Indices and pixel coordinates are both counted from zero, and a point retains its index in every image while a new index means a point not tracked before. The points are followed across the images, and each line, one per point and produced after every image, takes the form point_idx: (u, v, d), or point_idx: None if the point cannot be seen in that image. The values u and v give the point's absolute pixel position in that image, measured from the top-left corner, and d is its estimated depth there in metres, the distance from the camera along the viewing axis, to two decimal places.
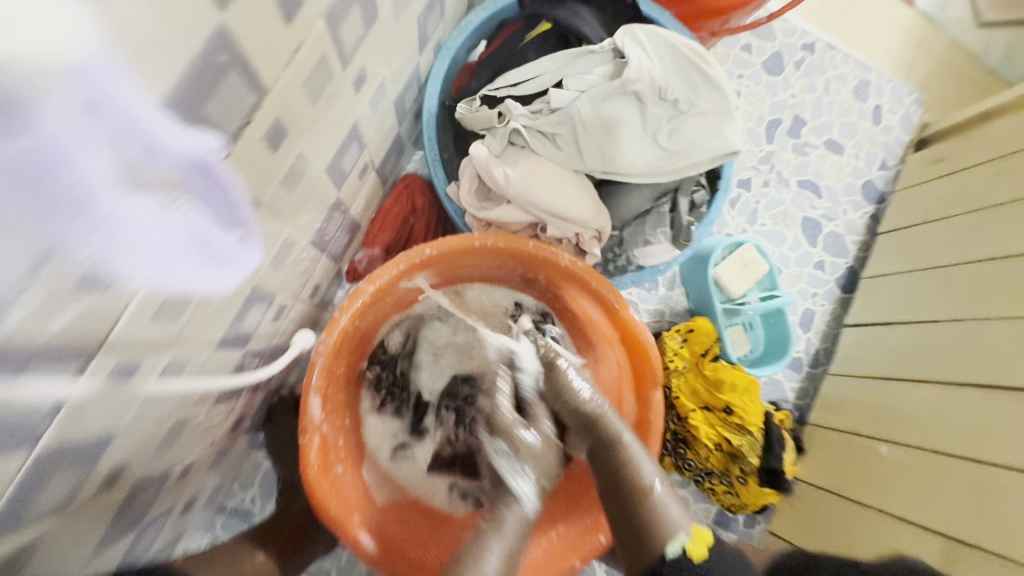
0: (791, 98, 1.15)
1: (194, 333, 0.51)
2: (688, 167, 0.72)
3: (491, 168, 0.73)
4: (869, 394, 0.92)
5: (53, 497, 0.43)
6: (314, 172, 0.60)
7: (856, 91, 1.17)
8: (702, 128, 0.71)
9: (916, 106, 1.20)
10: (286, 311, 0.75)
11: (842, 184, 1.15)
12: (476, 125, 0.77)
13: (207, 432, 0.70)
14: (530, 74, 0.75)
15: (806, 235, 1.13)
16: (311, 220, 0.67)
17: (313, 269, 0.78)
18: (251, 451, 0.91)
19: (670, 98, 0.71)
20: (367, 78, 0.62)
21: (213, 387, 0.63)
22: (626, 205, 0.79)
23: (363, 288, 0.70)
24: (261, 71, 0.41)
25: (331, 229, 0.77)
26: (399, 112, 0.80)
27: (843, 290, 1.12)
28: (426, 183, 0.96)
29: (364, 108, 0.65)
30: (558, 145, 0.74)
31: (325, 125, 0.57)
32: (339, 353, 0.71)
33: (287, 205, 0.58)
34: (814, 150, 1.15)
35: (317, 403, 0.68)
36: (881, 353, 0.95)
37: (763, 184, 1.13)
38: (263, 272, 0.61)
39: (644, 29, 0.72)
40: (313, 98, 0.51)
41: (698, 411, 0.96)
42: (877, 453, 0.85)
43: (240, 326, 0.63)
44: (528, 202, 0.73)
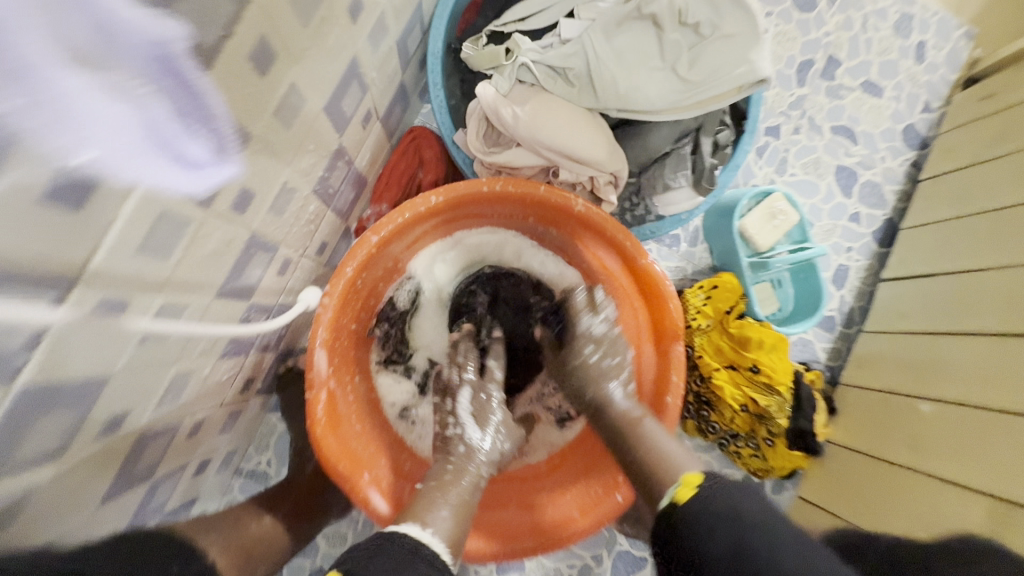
0: (824, 37, 1.06)
1: (190, 273, 0.49)
2: (710, 100, 0.67)
3: (498, 108, 0.68)
4: (911, 349, 0.86)
5: (51, 440, 0.42)
6: (308, 110, 0.56)
7: (897, 27, 1.08)
8: (727, 51, 0.65)
9: (964, 41, 1.10)
10: (292, 266, 0.73)
11: (880, 130, 1.07)
12: (479, 66, 0.72)
13: (218, 387, 0.69)
14: (538, 7, 0.72)
15: (841, 185, 1.06)
16: (311, 165, 0.64)
17: (317, 222, 0.75)
18: (265, 414, 0.91)
19: (691, 22, 0.66)
20: (364, 7, 0.58)
21: (217, 338, 0.61)
22: (644, 146, 0.74)
23: (368, 236, 0.67)
24: None
25: (335, 180, 0.74)
26: (401, 55, 0.75)
27: (881, 243, 1.05)
28: (433, 134, 0.92)
29: (361, 42, 0.61)
30: (570, 81, 0.69)
31: (318, 57, 0.53)
32: (345, 305, 0.69)
33: (283, 142, 0.54)
34: (849, 93, 1.07)
35: (322, 356, 0.66)
36: (920, 305, 0.89)
37: (794, 132, 1.05)
38: (261, 217, 0.58)
39: None
40: (300, 17, 0.47)
41: (722, 370, 0.91)
42: (918, 411, 0.80)
43: (240, 275, 0.60)
44: (538, 143, 0.68)
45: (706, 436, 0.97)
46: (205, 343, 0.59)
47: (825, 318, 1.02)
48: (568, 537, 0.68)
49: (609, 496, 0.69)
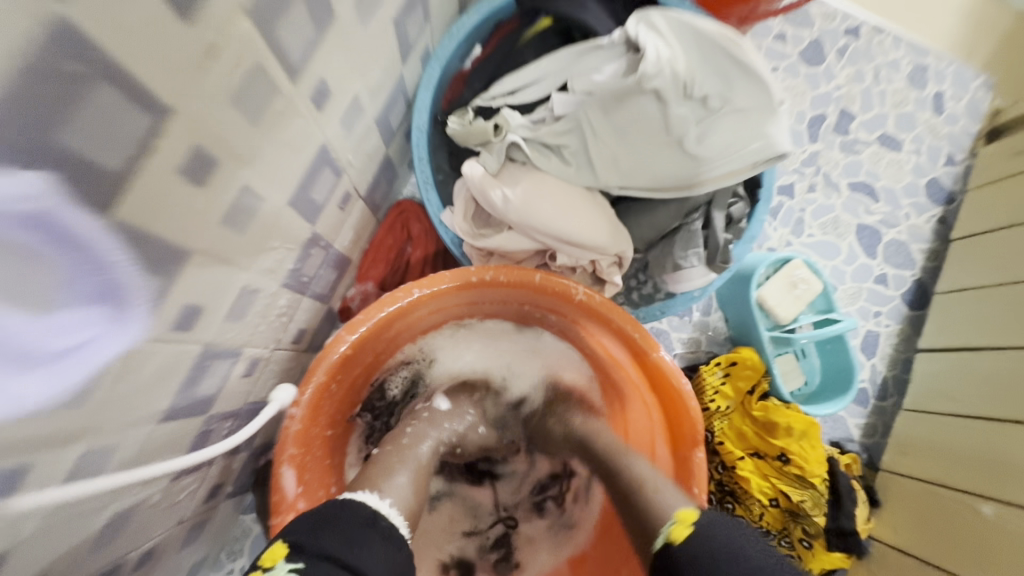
0: (835, 90, 1.01)
1: (118, 410, 0.42)
2: (722, 177, 0.60)
3: (487, 190, 0.62)
4: (961, 439, 0.76)
5: None
6: (269, 208, 0.50)
7: (911, 78, 1.02)
8: (740, 127, 0.59)
9: (983, 90, 1.04)
10: (262, 364, 0.66)
11: (902, 185, 1.00)
12: (468, 141, 0.66)
13: (173, 508, 0.61)
14: (528, 78, 0.65)
15: (863, 245, 0.98)
16: (278, 260, 0.58)
17: (291, 314, 0.68)
18: (237, 517, 0.82)
19: (699, 95, 0.59)
20: (333, 92, 0.52)
21: (167, 463, 0.53)
22: (651, 221, 0.67)
23: (342, 337, 0.60)
24: (163, 90, 0.32)
25: (310, 268, 0.67)
26: (383, 131, 0.70)
27: (912, 307, 0.97)
28: (422, 208, 0.86)
29: (332, 128, 0.56)
30: (566, 160, 0.63)
31: (277, 154, 0.47)
32: (319, 412, 0.61)
33: (237, 247, 0.48)
34: (866, 147, 1.00)
35: (290, 476, 0.57)
36: (969, 387, 0.79)
37: (810, 190, 0.98)
38: (215, 328, 0.51)
39: (662, 13, 0.60)
40: (248, 117, 0.41)
41: (748, 460, 0.81)
42: (978, 515, 0.70)
43: (193, 391, 0.53)
44: (531, 227, 0.62)
45: None
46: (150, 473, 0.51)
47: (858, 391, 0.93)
48: None
49: None
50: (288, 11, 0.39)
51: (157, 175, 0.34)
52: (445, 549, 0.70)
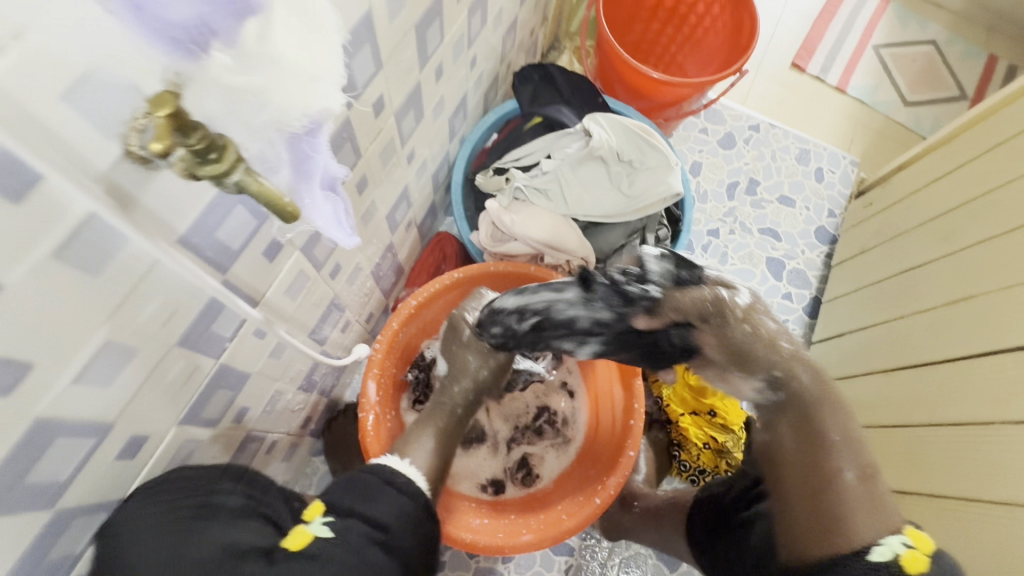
0: (744, 166, 1.43)
1: (300, 313, 0.76)
2: (645, 208, 1.00)
3: (501, 215, 1.00)
4: (834, 394, 1.07)
5: (213, 411, 0.65)
6: (377, 217, 0.87)
7: (798, 158, 1.45)
8: (652, 178, 0.99)
9: (852, 167, 1.46)
10: (350, 327, 1.00)
11: (797, 229, 1.38)
12: (488, 189, 1.06)
13: (290, 415, 0.91)
14: (527, 151, 1.06)
15: (772, 271, 1.34)
16: (373, 253, 0.94)
17: (370, 295, 1.03)
18: (312, 456, 1.10)
19: (627, 160, 1.00)
20: (415, 155, 0.92)
21: (302, 370, 0.86)
22: (606, 239, 1.04)
23: (408, 302, 0.94)
24: (363, 146, 0.70)
25: (384, 266, 1.03)
26: (435, 183, 1.10)
27: (811, 316, 1.30)
28: (454, 237, 1.23)
29: (411, 176, 0.95)
30: (550, 199, 1.01)
31: (387, 185, 0.85)
32: (390, 351, 0.94)
33: (362, 235, 0.84)
34: (769, 204, 1.40)
35: (373, 387, 0.90)
36: (838, 359, 1.12)
37: (730, 232, 1.37)
38: (341, 284, 0.86)
39: (604, 116, 1.02)
40: (382, 164, 0.80)
41: (687, 415, 1.12)
42: (841, 439, 1.00)
43: (322, 325, 0.87)
44: (529, 238, 0.99)
45: (680, 476, 1.14)
46: (295, 371, 0.83)
47: None
48: (562, 532, 0.86)
49: (589, 501, 0.89)
50: (407, 114, 0.80)
51: (350, 185, 0.72)
52: (482, 474, 1.02)
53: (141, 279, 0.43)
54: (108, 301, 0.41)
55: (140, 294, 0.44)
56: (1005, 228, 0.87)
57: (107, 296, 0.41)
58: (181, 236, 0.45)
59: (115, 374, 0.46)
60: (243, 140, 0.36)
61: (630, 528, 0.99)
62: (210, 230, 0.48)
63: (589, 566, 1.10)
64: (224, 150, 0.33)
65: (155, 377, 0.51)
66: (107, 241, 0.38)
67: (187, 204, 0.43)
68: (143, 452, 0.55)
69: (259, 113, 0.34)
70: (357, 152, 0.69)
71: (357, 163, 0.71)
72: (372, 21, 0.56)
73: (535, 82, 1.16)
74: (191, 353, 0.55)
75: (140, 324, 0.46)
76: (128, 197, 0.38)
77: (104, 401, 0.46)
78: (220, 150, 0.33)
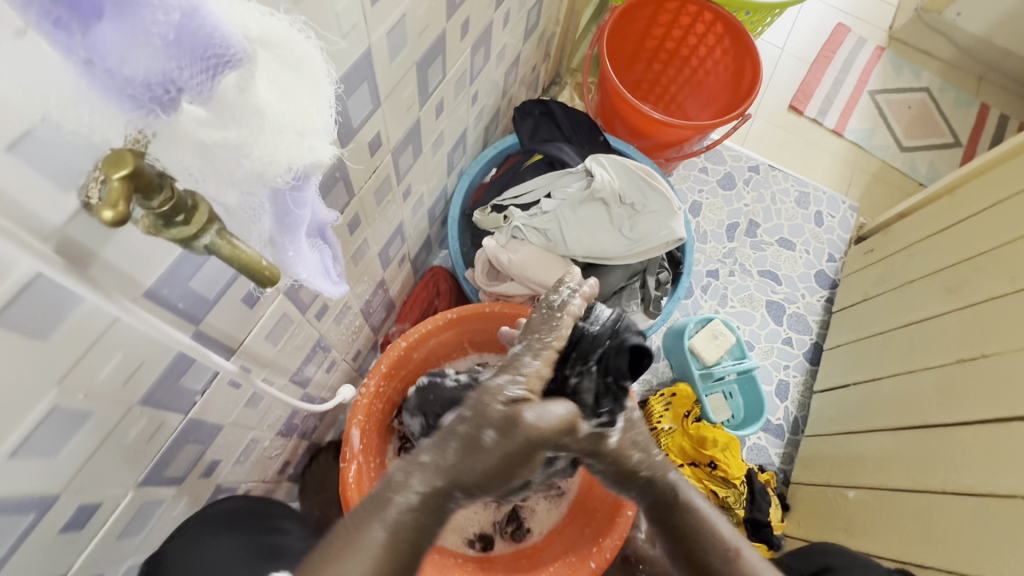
0: (743, 207, 1.42)
1: (282, 357, 0.71)
2: (646, 252, 0.97)
3: (498, 254, 0.97)
4: (837, 448, 1.03)
5: (179, 468, 0.60)
6: (369, 256, 0.84)
7: (798, 201, 1.44)
8: (654, 222, 0.97)
9: (851, 211, 1.45)
10: (336, 366, 0.94)
11: (797, 273, 1.36)
12: (486, 226, 1.03)
13: (266, 461, 0.85)
14: (527, 188, 1.03)
15: (772, 315, 1.30)
16: (363, 290, 0.90)
17: (358, 333, 0.98)
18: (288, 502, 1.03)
19: (629, 203, 0.98)
20: (411, 191, 0.89)
21: (281, 416, 0.80)
22: (606, 281, 1.01)
23: (398, 343, 0.90)
24: (357, 185, 0.67)
25: (374, 302, 0.99)
26: (430, 218, 1.07)
27: (811, 362, 1.27)
28: (448, 272, 1.20)
29: (406, 212, 0.91)
30: (549, 238, 0.98)
31: (381, 223, 0.82)
32: (376, 396, 0.89)
33: (352, 274, 0.80)
34: (769, 246, 1.38)
35: (357, 433, 0.84)
36: (840, 411, 1.08)
37: (730, 274, 1.34)
38: (327, 325, 0.81)
39: (607, 157, 1.00)
40: (377, 202, 0.76)
41: (686, 466, 1.07)
42: (846, 498, 0.96)
43: (305, 366, 0.82)
44: (527, 279, 0.96)
45: None
46: (274, 418, 0.78)
47: (774, 425, 1.19)
48: None
49: (583, 563, 0.84)
50: (404, 151, 0.77)
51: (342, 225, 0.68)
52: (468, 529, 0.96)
53: (100, 337, 0.39)
54: (59, 364, 0.36)
55: (98, 354, 0.39)
56: (1011, 288, 0.86)
57: (58, 359, 0.36)
58: (148, 290, 0.40)
59: (63, 441, 0.41)
60: (220, 194, 0.33)
61: None
62: (184, 280, 0.43)
63: None
64: (196, 209, 0.29)
65: (112, 440, 0.46)
66: (60, 300, 0.34)
67: (157, 255, 0.39)
68: (94, 521, 0.50)
69: (236, 169, 0.31)
70: (351, 191, 0.66)
71: (350, 202, 0.67)
72: (371, 60, 0.54)
73: (535, 118, 1.15)
74: (156, 411, 0.50)
75: (97, 386, 0.41)
76: (86, 254, 0.34)
77: (48, 472, 0.41)
78: (192, 210, 0.29)
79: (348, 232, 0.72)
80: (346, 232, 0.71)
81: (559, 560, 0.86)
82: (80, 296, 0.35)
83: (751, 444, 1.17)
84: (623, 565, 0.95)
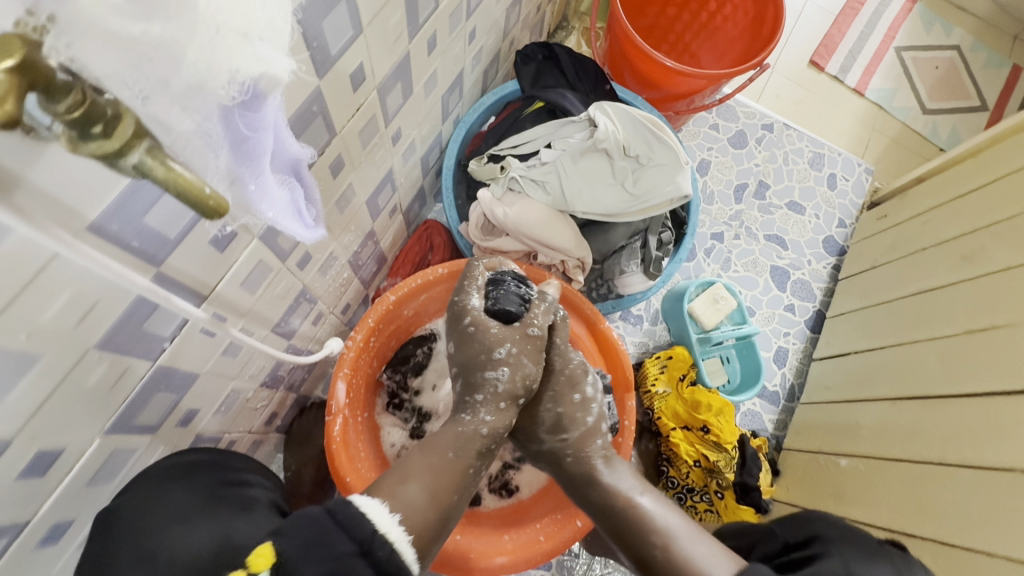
0: (754, 167, 1.35)
1: (262, 307, 0.68)
2: (650, 209, 0.93)
3: (493, 208, 0.92)
4: (834, 416, 1.02)
5: (152, 416, 0.58)
6: (355, 204, 0.80)
7: (812, 163, 1.37)
8: (659, 176, 0.92)
9: (866, 174, 1.39)
10: (323, 319, 0.92)
11: (805, 238, 1.31)
12: (481, 177, 0.97)
13: (251, 413, 0.84)
14: (526, 138, 0.97)
15: (776, 281, 1.26)
16: (350, 241, 0.86)
17: (346, 285, 0.95)
18: (277, 453, 1.02)
19: (633, 154, 0.93)
20: (402, 136, 0.83)
21: (263, 367, 0.78)
22: (605, 239, 0.96)
23: (387, 296, 0.87)
24: (338, 123, 0.62)
25: (363, 255, 0.95)
26: (424, 168, 1.01)
27: (812, 330, 1.24)
28: (443, 226, 1.15)
29: (396, 158, 0.86)
30: (547, 192, 0.93)
31: (368, 169, 0.77)
32: (363, 351, 0.86)
33: (337, 222, 0.76)
34: (778, 209, 1.32)
35: (342, 387, 0.82)
36: (839, 379, 1.06)
37: (735, 238, 1.29)
38: (311, 276, 0.78)
39: (612, 105, 0.94)
40: (363, 144, 0.71)
41: (678, 429, 1.06)
42: (838, 466, 0.95)
43: (289, 317, 0.79)
44: (523, 233, 0.92)
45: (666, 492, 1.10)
46: (256, 369, 0.75)
47: (770, 392, 1.17)
48: (538, 555, 0.80)
49: (570, 522, 0.81)
50: (393, 90, 0.71)
51: (320, 167, 0.63)
52: None
53: (38, 276, 0.35)
54: None
55: (39, 293, 0.36)
56: None
57: None
58: (93, 224, 0.36)
59: (9, 384, 0.38)
60: (161, 112, 0.28)
61: (620, 551, 0.92)
62: (136, 215, 0.39)
63: None
64: (119, 121, 0.26)
65: (69, 384, 0.43)
66: None
67: (98, 184, 0.35)
68: (57, 466, 0.48)
69: (174, 76, 0.26)
70: (331, 130, 0.61)
71: (330, 142, 0.62)
72: None
73: (537, 62, 1.08)
74: (119, 356, 0.47)
75: (42, 327, 0.38)
76: (9, 176, 0.30)
77: None
78: (112, 121, 0.25)
79: (331, 175, 0.67)
80: (328, 176, 0.66)
81: (547, 516, 0.85)
82: (8, 227, 0.31)
83: (745, 409, 1.16)
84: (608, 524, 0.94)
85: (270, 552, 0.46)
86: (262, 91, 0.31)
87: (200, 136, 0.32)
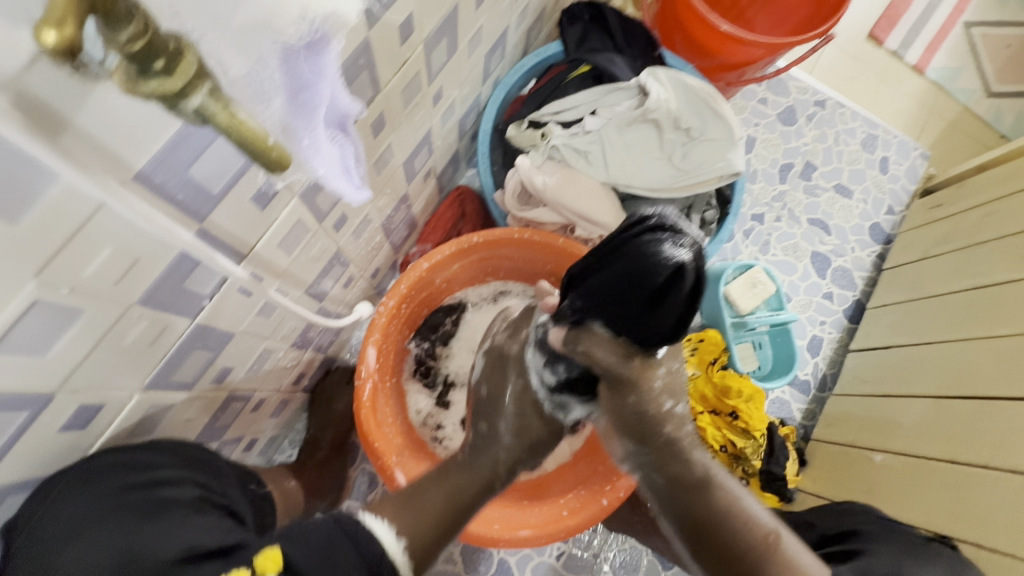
0: (802, 146, 1.28)
1: (297, 269, 0.67)
2: (697, 186, 0.88)
3: (533, 177, 0.88)
4: (869, 411, 0.99)
5: (188, 374, 0.57)
6: (392, 167, 0.77)
7: (864, 144, 1.30)
8: (709, 152, 0.87)
9: (921, 159, 1.31)
10: (353, 282, 0.90)
11: (851, 224, 1.25)
12: (521, 143, 0.93)
13: (280, 373, 0.84)
14: (570, 104, 0.93)
15: (816, 267, 1.21)
16: (384, 204, 0.83)
17: (377, 249, 0.93)
18: (301, 413, 1.03)
19: (683, 127, 0.88)
20: (442, 96, 0.79)
21: (295, 329, 0.77)
22: None
23: (420, 264, 0.85)
24: (384, 80, 0.58)
25: (396, 219, 0.93)
26: (460, 131, 0.97)
27: (850, 320, 1.19)
28: (475, 193, 1.12)
29: (435, 119, 0.82)
30: (590, 162, 0.89)
31: (408, 129, 0.74)
32: (394, 318, 0.85)
33: (374, 183, 0.73)
34: (824, 192, 1.26)
35: (373, 352, 0.80)
36: (878, 373, 1.03)
37: (776, 220, 1.24)
38: (345, 239, 0.76)
39: (665, 72, 0.89)
40: (405, 103, 0.68)
41: (705, 414, 1.04)
42: (871, 461, 0.93)
43: (322, 279, 0.77)
44: (562, 204, 0.88)
45: None
46: (288, 330, 0.75)
47: (800, 380, 1.14)
48: (561, 531, 0.79)
49: (595, 499, 0.81)
50: (439, 45, 0.67)
51: (362, 125, 0.60)
52: None
53: (84, 226, 0.33)
54: (37, 253, 0.32)
55: (82, 246, 0.34)
56: None
57: (34, 249, 0.31)
58: (139, 173, 0.34)
59: (52, 338, 0.37)
60: (221, 57, 0.27)
61: (640, 531, 0.92)
62: (183, 166, 0.37)
63: (581, 556, 1.05)
64: (181, 57, 0.23)
65: (110, 339, 0.42)
66: (27, 174, 0.28)
67: (145, 131, 0.33)
68: (97, 420, 0.48)
69: (236, 12, 0.25)
70: (377, 86, 0.58)
71: (374, 98, 0.59)
72: None
73: (584, 24, 1.02)
74: (159, 313, 0.45)
75: (85, 281, 0.36)
76: (57, 117, 0.28)
77: (37, 369, 0.38)
78: (175, 57, 0.22)
79: (373, 135, 0.64)
80: (370, 136, 0.63)
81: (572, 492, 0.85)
82: (56, 175, 0.29)
83: (774, 397, 1.13)
84: (631, 504, 0.94)
85: (278, 556, 0.48)
86: (322, 35, 0.28)
87: (254, 86, 0.29)
